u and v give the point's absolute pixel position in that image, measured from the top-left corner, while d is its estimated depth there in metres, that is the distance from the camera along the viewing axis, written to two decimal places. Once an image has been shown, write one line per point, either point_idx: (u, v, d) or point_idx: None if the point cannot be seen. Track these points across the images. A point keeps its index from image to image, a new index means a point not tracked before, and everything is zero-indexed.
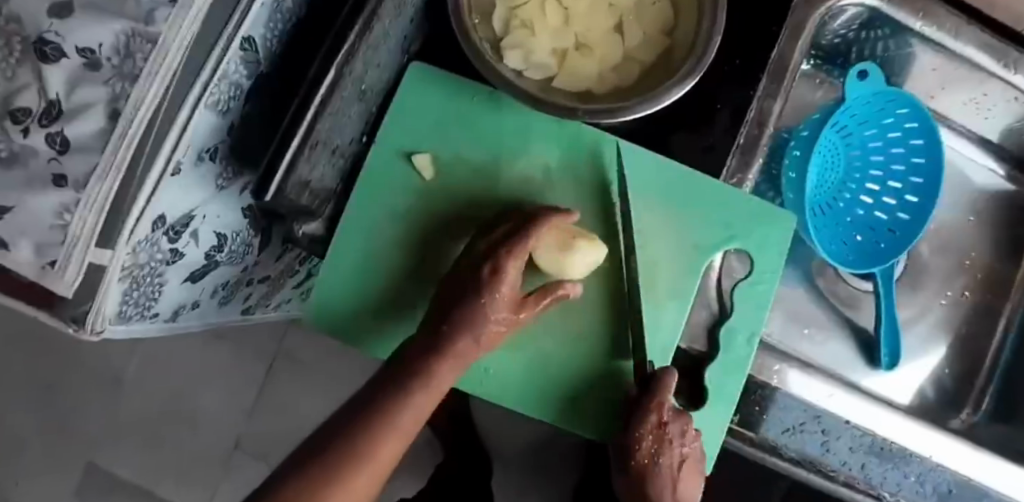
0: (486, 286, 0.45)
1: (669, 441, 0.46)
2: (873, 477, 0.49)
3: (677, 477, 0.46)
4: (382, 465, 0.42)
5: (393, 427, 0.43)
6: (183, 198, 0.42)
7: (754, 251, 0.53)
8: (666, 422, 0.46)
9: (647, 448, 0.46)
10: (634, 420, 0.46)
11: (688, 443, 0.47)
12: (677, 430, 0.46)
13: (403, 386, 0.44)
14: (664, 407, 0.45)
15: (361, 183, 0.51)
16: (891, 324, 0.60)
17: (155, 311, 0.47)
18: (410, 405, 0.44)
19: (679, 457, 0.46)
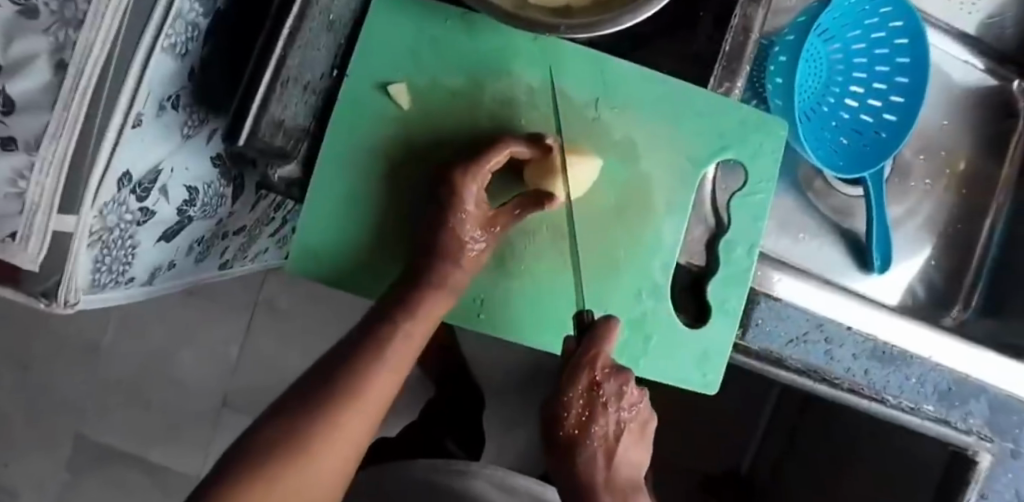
0: (451, 205, 0.43)
1: (603, 405, 0.41)
2: (878, 381, 0.50)
3: (612, 449, 0.42)
4: (371, 410, 0.41)
5: (384, 357, 0.41)
6: (148, 152, 0.38)
7: (749, 163, 0.50)
8: (600, 383, 0.41)
9: (577, 416, 0.41)
10: (563, 385, 0.41)
11: (622, 404, 0.42)
12: (609, 386, 0.41)
13: (394, 319, 0.42)
14: (597, 368, 0.41)
15: (334, 119, 0.46)
16: (883, 228, 0.58)
17: (128, 275, 0.43)
18: (401, 336, 0.42)
19: (616, 425, 0.42)
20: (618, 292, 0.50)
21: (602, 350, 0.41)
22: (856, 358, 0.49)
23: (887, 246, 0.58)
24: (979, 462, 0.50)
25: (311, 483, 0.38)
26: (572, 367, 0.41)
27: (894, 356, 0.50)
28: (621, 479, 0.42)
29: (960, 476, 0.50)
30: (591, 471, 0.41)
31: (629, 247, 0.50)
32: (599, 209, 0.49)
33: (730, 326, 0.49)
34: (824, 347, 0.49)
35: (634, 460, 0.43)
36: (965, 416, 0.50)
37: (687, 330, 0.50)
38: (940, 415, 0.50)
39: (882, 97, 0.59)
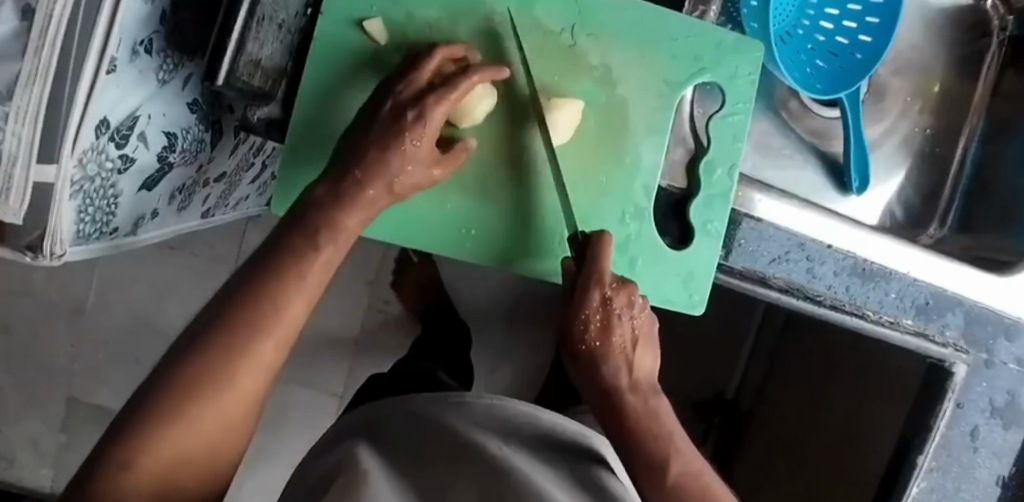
0: (411, 130, 0.39)
1: (618, 316, 0.43)
2: (859, 297, 0.52)
3: (629, 356, 0.44)
4: (284, 332, 0.36)
5: (287, 300, 0.36)
6: (125, 97, 0.37)
7: (727, 85, 0.47)
8: (611, 297, 0.42)
9: (595, 328, 0.43)
10: (578, 302, 0.42)
11: (635, 313, 0.43)
12: (620, 299, 0.42)
13: (314, 243, 0.37)
14: (606, 282, 0.42)
15: (311, 59, 0.43)
16: (860, 146, 0.58)
17: (113, 225, 0.43)
18: (318, 261, 0.37)
19: (631, 332, 0.43)
20: (598, 218, 0.46)
21: (604, 264, 0.42)
22: (837, 275, 0.51)
23: (864, 169, 0.58)
24: (955, 372, 0.53)
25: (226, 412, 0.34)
26: (584, 285, 0.42)
27: (873, 272, 0.52)
28: (641, 383, 0.44)
29: (938, 385, 0.54)
30: (617, 380, 0.43)
31: (610, 171, 0.46)
32: (580, 133, 0.45)
33: (714, 244, 0.46)
34: (806, 265, 0.50)
35: (647, 362, 0.45)
36: (942, 328, 0.53)
37: (675, 251, 0.47)
38: (919, 328, 0.53)
39: (857, 19, 0.58)
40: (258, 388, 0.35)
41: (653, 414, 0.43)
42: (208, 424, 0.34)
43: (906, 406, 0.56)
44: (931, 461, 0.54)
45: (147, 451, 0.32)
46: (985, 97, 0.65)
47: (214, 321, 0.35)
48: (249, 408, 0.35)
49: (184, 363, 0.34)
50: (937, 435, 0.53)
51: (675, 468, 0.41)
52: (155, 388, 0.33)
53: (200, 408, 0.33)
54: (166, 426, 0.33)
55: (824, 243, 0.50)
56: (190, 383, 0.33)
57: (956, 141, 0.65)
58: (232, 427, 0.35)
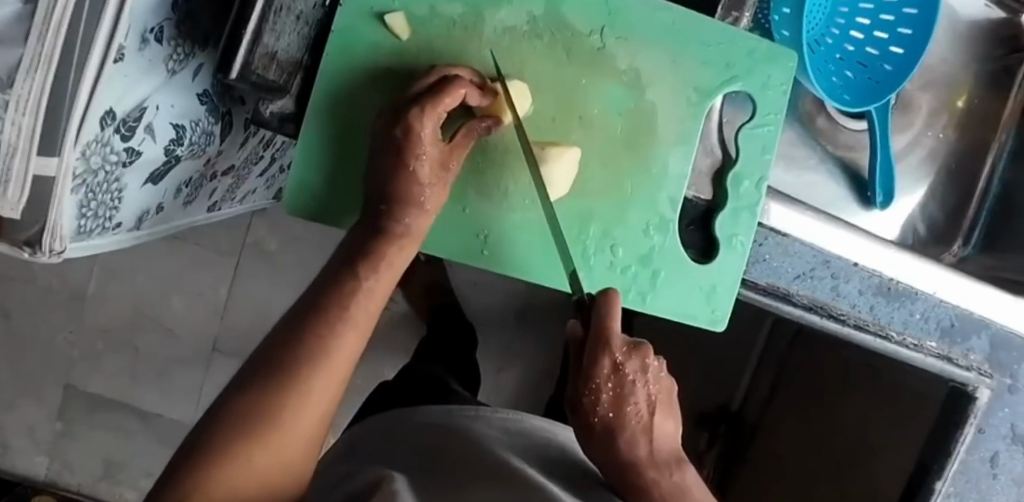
0: (407, 149, 0.38)
1: (631, 383, 0.38)
2: (883, 316, 0.50)
3: (648, 425, 0.39)
4: (340, 363, 0.36)
5: (340, 332, 0.36)
6: (132, 87, 0.35)
7: (758, 94, 0.45)
8: (623, 362, 0.38)
9: (608, 398, 0.38)
10: (588, 370, 0.38)
11: (653, 377, 0.39)
12: (634, 364, 0.38)
13: (355, 273, 0.38)
14: (618, 348, 0.38)
15: (328, 53, 0.42)
16: (887, 160, 0.56)
17: (116, 220, 0.41)
18: (365, 293, 0.37)
19: (648, 400, 0.39)
20: (619, 228, 0.44)
21: (613, 326, 0.38)
22: (861, 294, 0.50)
23: (889, 183, 0.57)
24: (978, 397, 0.52)
25: (284, 444, 0.34)
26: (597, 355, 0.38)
27: (899, 292, 0.50)
28: (662, 454, 0.40)
29: (960, 409, 0.52)
30: (635, 454, 0.39)
31: (635, 179, 0.44)
32: (604, 140, 0.43)
33: (739, 258, 0.44)
34: (831, 282, 0.49)
35: (665, 427, 0.40)
36: (966, 352, 0.52)
37: (698, 265, 0.45)
38: (943, 351, 0.52)
39: (888, 29, 0.56)
40: (317, 421, 0.35)
41: (676, 487, 0.39)
42: (267, 458, 0.33)
43: (926, 425, 0.55)
44: (949, 486, 0.53)
45: (213, 478, 0.32)
46: (1016, 111, 0.63)
47: (271, 355, 0.35)
48: (308, 443, 0.35)
49: (245, 394, 0.34)
50: (956, 461, 0.52)
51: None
52: (215, 425, 0.33)
53: (262, 441, 0.33)
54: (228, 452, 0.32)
55: (850, 260, 0.49)
56: (251, 411, 0.33)
57: (982, 157, 0.63)
58: (292, 463, 0.34)
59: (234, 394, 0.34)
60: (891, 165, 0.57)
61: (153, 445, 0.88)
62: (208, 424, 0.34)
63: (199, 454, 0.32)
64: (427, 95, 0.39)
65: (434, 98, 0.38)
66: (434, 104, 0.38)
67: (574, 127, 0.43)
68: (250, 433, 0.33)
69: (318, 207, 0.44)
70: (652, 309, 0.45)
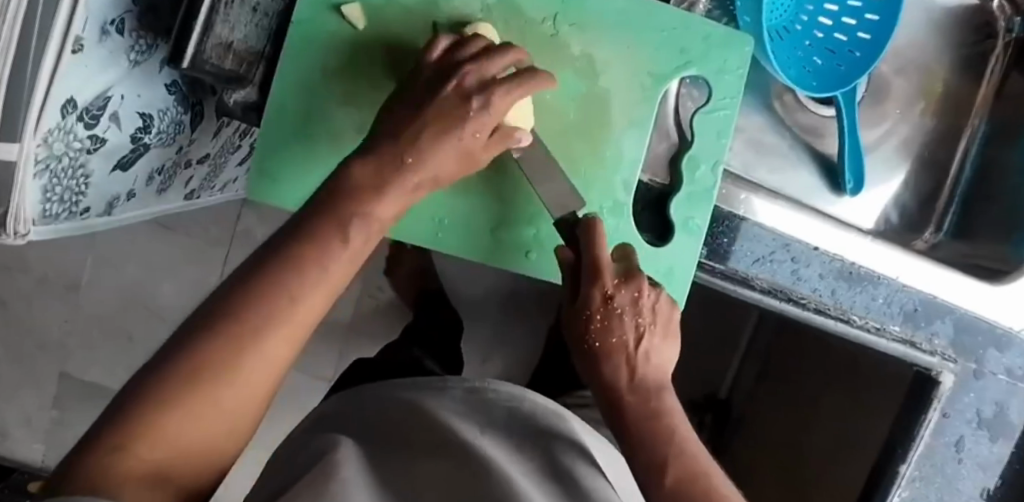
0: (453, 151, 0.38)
1: (620, 315, 0.41)
2: (845, 301, 0.51)
3: (634, 356, 0.42)
4: (300, 320, 0.34)
5: (307, 289, 0.34)
6: (94, 76, 0.37)
7: (714, 79, 0.45)
8: (614, 294, 0.41)
9: (597, 327, 0.41)
10: (581, 298, 0.41)
11: (646, 311, 0.42)
12: (625, 295, 0.41)
13: (333, 230, 0.35)
14: (608, 283, 0.41)
15: (288, 43, 0.43)
16: (855, 147, 0.57)
17: (84, 205, 0.42)
18: (339, 251, 0.35)
19: (636, 332, 0.42)
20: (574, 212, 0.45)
21: (598, 256, 0.41)
22: (822, 278, 0.50)
23: (859, 168, 0.57)
24: (942, 382, 0.52)
25: (226, 404, 0.32)
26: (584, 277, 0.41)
27: (861, 276, 0.51)
28: (646, 383, 0.41)
29: (925, 394, 0.53)
30: (614, 377, 0.41)
31: (589, 163, 0.45)
32: (560, 126, 0.44)
33: (694, 242, 0.45)
34: (791, 266, 0.49)
35: (658, 362, 0.42)
36: (930, 337, 0.52)
37: (652, 247, 0.46)
38: (906, 335, 0.52)
39: (856, 16, 0.57)
40: (267, 382, 0.33)
41: (654, 413, 0.40)
42: (205, 417, 0.31)
43: (895, 406, 0.56)
44: (914, 470, 0.53)
45: (146, 444, 0.29)
46: (988, 98, 0.63)
47: (227, 301, 0.33)
48: (254, 401, 0.33)
49: (184, 355, 0.31)
50: (921, 445, 0.52)
51: (670, 471, 0.37)
52: (155, 371, 0.31)
53: (204, 399, 0.31)
54: (166, 418, 0.30)
55: (808, 244, 0.49)
56: (191, 376, 0.31)
57: (955, 143, 0.63)
58: (233, 423, 0.32)
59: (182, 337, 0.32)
60: (860, 150, 0.57)
61: None
62: (147, 385, 0.31)
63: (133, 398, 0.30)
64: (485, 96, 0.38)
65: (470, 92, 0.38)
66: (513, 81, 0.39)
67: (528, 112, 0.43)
68: (190, 388, 0.31)
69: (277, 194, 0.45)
70: None
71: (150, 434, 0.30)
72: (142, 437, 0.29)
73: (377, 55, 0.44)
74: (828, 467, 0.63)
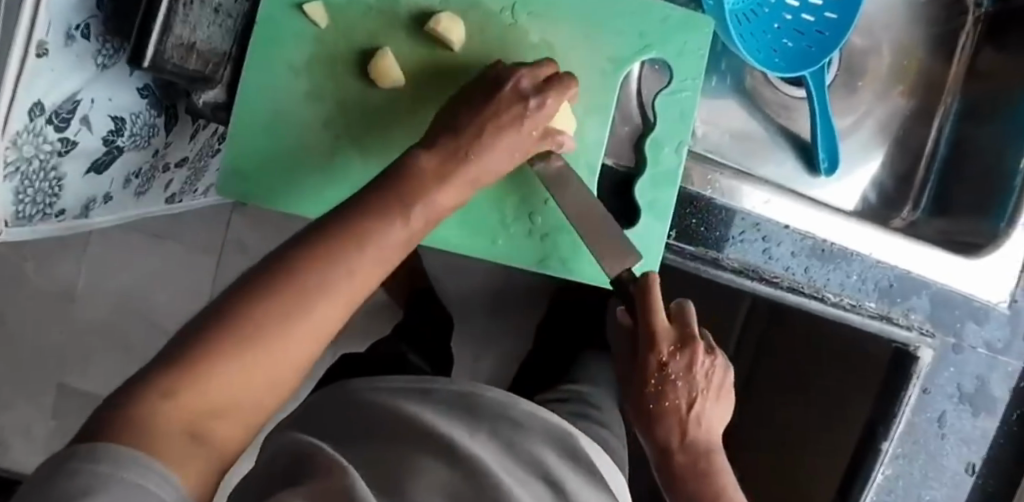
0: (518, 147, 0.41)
1: (674, 381, 0.47)
2: (819, 278, 0.51)
3: (684, 418, 0.48)
4: (342, 296, 0.36)
5: (352, 264, 0.36)
6: (61, 80, 0.37)
7: (675, 63, 0.46)
8: (668, 360, 0.46)
9: (654, 388, 0.47)
10: (642, 365, 0.47)
11: (702, 376, 0.48)
12: (682, 359, 0.46)
13: (382, 217, 0.37)
14: (664, 350, 0.45)
15: (253, 43, 0.44)
16: (828, 126, 0.57)
17: (58, 207, 0.44)
18: (383, 231, 0.37)
19: (687, 397, 0.48)
20: (539, 197, 0.46)
21: (665, 337, 0.45)
22: (794, 256, 0.50)
23: (833, 148, 0.57)
24: (920, 358, 0.52)
25: (270, 363, 0.33)
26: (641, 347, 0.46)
27: (833, 253, 0.51)
28: (696, 443, 0.49)
29: (904, 369, 0.53)
30: (667, 438, 0.48)
31: None
32: None
33: (661, 224, 0.46)
34: (762, 245, 0.50)
35: (712, 422, 0.49)
36: (907, 311, 0.52)
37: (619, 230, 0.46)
38: (882, 311, 0.52)
39: None
40: (307, 345, 0.35)
41: (700, 473, 0.48)
42: (252, 369, 0.33)
43: (875, 384, 0.55)
44: (896, 448, 0.52)
45: (191, 389, 0.31)
46: (960, 76, 0.63)
47: (277, 268, 0.35)
48: (296, 362, 0.35)
49: (238, 312, 0.33)
50: (902, 422, 0.52)
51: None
52: (205, 326, 0.33)
53: (247, 356, 0.33)
54: (215, 368, 0.32)
55: (780, 223, 0.49)
56: (244, 333, 0.33)
57: (929, 124, 0.64)
58: (274, 381, 0.34)
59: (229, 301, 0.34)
60: (832, 130, 0.57)
61: None
62: (202, 333, 0.32)
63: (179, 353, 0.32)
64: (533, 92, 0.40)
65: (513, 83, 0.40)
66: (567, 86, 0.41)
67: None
68: (235, 345, 0.32)
69: (248, 190, 0.46)
70: (576, 276, 0.47)
71: (197, 381, 0.31)
72: (188, 382, 0.31)
73: (342, 50, 0.44)
74: (825, 457, 0.61)
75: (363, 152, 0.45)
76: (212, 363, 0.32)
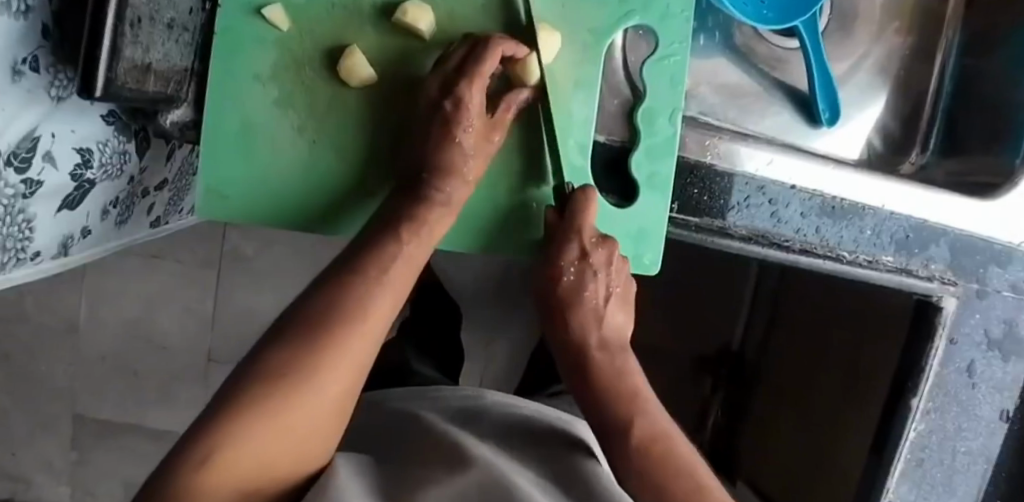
0: (453, 120, 0.40)
1: (592, 273, 0.44)
2: (831, 236, 0.49)
3: (600, 307, 0.45)
4: (374, 328, 0.36)
5: (375, 294, 0.37)
6: (13, 119, 0.35)
7: (658, 26, 0.43)
8: (589, 252, 0.43)
9: (569, 272, 0.44)
10: (555, 250, 0.43)
11: (618, 280, 0.45)
12: (616, 273, 0.44)
13: (396, 239, 0.39)
14: (586, 237, 0.42)
15: (215, 55, 0.42)
16: (825, 75, 0.54)
17: (32, 249, 0.41)
18: (403, 257, 0.39)
19: (605, 288, 0.45)
20: None
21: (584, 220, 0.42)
22: (804, 216, 0.48)
23: (833, 98, 0.55)
24: (944, 308, 0.50)
25: (309, 416, 0.33)
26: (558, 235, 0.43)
27: (845, 209, 0.48)
28: (608, 340, 0.45)
29: (928, 322, 0.51)
30: (583, 336, 0.45)
31: (539, 132, 0.43)
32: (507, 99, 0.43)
33: (661, 198, 0.44)
34: (769, 209, 0.47)
35: (618, 320, 0.46)
36: (926, 263, 0.50)
37: (617, 209, 0.44)
38: (901, 264, 0.50)
39: None
40: (347, 387, 0.35)
41: (623, 372, 0.44)
42: (292, 424, 0.33)
43: (902, 337, 0.53)
44: (927, 403, 0.51)
45: (228, 455, 0.31)
46: (960, 8, 0.60)
47: (300, 311, 0.35)
48: (338, 406, 0.35)
49: (257, 375, 0.33)
50: (931, 376, 0.50)
51: (636, 432, 0.41)
52: (234, 390, 0.32)
53: (285, 414, 0.32)
54: (253, 429, 0.32)
55: (785, 184, 0.47)
56: (262, 393, 0.32)
57: (931, 60, 0.60)
58: (318, 431, 0.34)
59: (257, 357, 0.34)
60: (830, 79, 0.54)
61: None
62: (229, 393, 0.32)
63: (212, 423, 0.32)
64: (468, 63, 0.40)
65: (488, 56, 0.39)
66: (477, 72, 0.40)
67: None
68: (267, 404, 0.32)
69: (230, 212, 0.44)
70: None
71: (228, 447, 0.31)
72: (223, 452, 0.31)
73: (310, 52, 0.42)
74: (853, 414, 0.59)
75: (351, 160, 0.43)
76: (243, 430, 0.31)
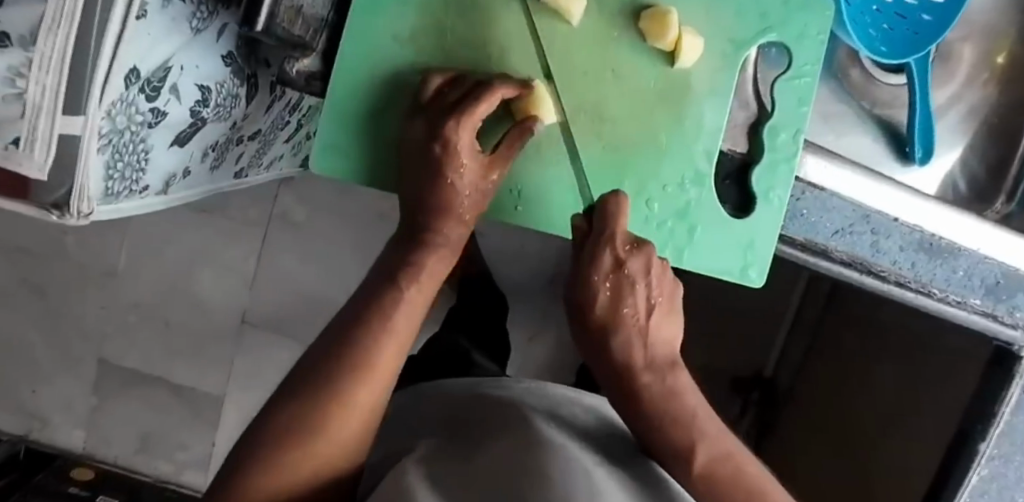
0: (447, 162, 0.38)
1: (630, 285, 0.39)
2: (925, 274, 0.48)
3: (645, 327, 0.40)
4: (388, 346, 0.36)
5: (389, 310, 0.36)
6: (156, 44, 0.34)
7: (794, 45, 0.43)
8: (627, 261, 0.39)
9: (605, 294, 0.39)
10: (586, 268, 0.39)
11: (661, 290, 0.40)
12: (656, 278, 0.40)
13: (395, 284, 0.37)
14: (619, 244, 0.39)
15: (354, 12, 0.42)
16: (926, 115, 0.53)
17: (144, 183, 0.41)
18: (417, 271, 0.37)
19: (646, 302, 0.40)
20: (653, 179, 0.44)
21: (619, 226, 0.39)
22: (902, 250, 0.48)
23: (928, 139, 0.53)
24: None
25: (334, 440, 0.34)
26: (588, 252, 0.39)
27: (942, 248, 0.48)
28: (656, 357, 0.39)
29: (1005, 368, 0.50)
30: (627, 355, 0.39)
31: (666, 131, 0.43)
32: (639, 93, 0.43)
33: (775, 214, 0.43)
34: (871, 238, 0.47)
35: (666, 336, 0.40)
36: (1011, 310, 0.50)
37: (731, 218, 0.44)
38: (987, 308, 0.50)
39: None
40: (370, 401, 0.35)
41: (670, 393, 0.38)
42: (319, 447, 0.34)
43: (974, 376, 0.53)
44: (993, 449, 0.50)
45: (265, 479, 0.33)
46: None
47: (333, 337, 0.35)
48: (364, 421, 0.35)
49: (287, 399, 0.34)
50: (1000, 423, 0.50)
51: (700, 458, 0.37)
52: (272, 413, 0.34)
53: (315, 435, 0.33)
54: (285, 455, 0.33)
55: (890, 215, 0.46)
56: (289, 420, 0.33)
57: None
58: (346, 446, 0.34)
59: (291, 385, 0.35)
60: (930, 123, 0.53)
61: (187, 417, 0.90)
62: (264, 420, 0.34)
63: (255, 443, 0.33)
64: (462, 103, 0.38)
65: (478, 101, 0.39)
66: (468, 114, 0.38)
67: (605, 82, 0.43)
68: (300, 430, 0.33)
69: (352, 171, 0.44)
70: (687, 264, 0.45)
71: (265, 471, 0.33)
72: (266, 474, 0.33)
73: (457, 26, 0.42)
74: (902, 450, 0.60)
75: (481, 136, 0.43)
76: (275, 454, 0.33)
